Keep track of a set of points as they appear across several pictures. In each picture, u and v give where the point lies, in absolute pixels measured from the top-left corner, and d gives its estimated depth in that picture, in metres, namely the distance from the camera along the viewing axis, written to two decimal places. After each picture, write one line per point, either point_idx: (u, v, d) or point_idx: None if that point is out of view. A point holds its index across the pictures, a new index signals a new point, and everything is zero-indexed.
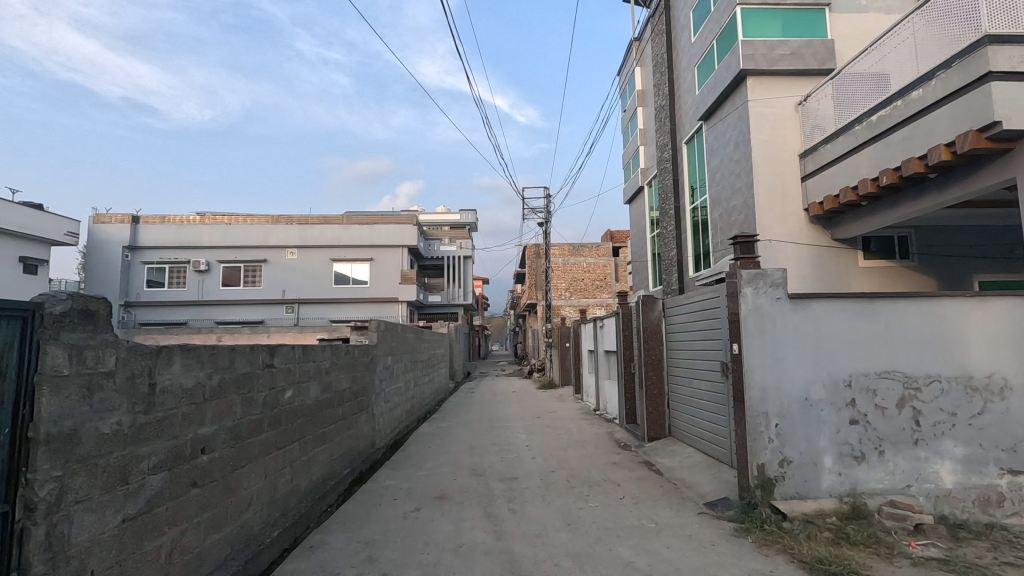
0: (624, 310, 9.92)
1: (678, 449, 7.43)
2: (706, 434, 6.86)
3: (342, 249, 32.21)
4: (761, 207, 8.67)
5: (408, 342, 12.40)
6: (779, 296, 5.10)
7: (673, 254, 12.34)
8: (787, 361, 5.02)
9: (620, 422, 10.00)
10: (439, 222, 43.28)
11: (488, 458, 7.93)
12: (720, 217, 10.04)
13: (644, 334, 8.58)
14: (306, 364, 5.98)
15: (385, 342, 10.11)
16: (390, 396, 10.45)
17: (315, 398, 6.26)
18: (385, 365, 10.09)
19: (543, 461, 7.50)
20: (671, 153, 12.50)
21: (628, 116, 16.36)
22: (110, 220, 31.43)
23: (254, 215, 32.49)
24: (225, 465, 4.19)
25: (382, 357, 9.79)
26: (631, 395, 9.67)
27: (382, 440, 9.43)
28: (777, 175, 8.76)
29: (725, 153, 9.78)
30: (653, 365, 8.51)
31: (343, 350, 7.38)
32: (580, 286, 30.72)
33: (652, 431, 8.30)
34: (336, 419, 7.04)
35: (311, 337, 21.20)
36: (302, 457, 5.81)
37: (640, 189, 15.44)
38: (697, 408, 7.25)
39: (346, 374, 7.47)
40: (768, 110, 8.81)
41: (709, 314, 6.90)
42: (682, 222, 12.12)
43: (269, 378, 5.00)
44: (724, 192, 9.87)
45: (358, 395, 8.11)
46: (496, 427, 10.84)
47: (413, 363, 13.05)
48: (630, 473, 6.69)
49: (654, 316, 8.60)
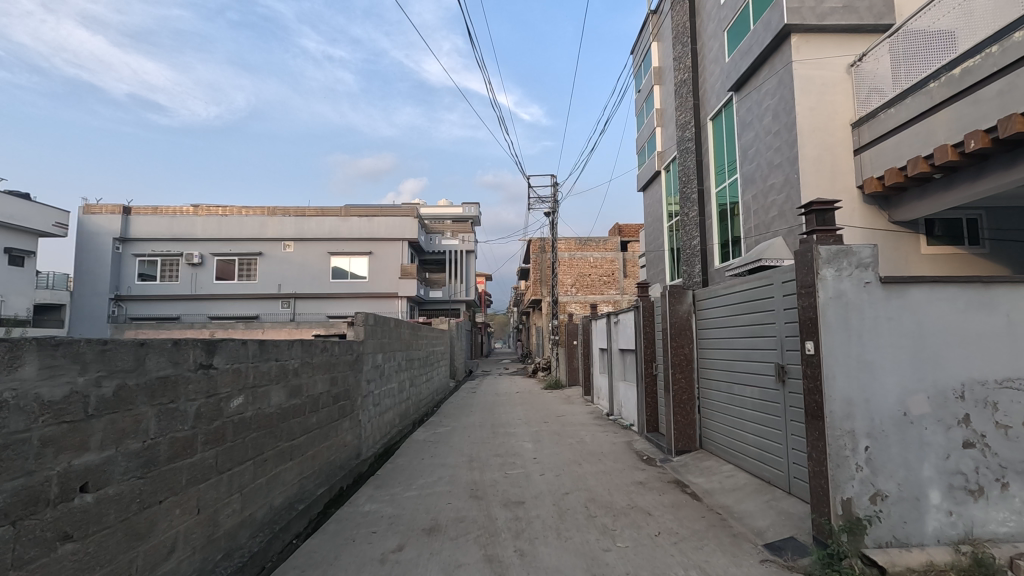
0: (646, 304, 8.73)
1: (716, 466, 6.27)
2: (752, 449, 5.70)
3: (341, 242, 31.13)
4: (807, 183, 7.48)
5: (402, 338, 11.25)
6: (868, 280, 3.89)
7: (695, 243, 11.16)
8: (878, 365, 3.83)
9: (639, 431, 8.84)
10: (441, 216, 42.12)
11: (490, 474, 6.79)
12: (754, 199, 8.85)
13: (671, 330, 7.36)
14: (263, 363, 4.80)
15: (374, 339, 8.98)
16: (379, 398, 9.31)
17: (278, 405, 5.11)
18: (374, 365, 8.96)
19: (554, 479, 6.35)
20: (693, 131, 11.28)
21: (644, 96, 15.18)
22: (101, 211, 30.43)
23: (249, 206, 31.42)
24: (128, 503, 3.04)
25: (370, 355, 8.66)
26: (654, 400, 8.50)
27: (370, 450, 8.30)
28: (826, 147, 7.56)
29: (761, 126, 8.60)
30: (681, 367, 7.30)
31: (320, 346, 6.23)
32: (587, 282, 29.57)
33: (681, 442, 7.15)
34: (308, 429, 5.88)
35: (303, 333, 20.11)
36: (258, 479, 4.66)
37: (656, 175, 14.27)
38: (738, 418, 6.08)
39: (323, 376, 6.33)
40: (815, 72, 7.63)
41: (756, 306, 5.70)
42: (706, 207, 10.93)
43: (204, 382, 3.82)
44: (760, 170, 8.69)
45: (339, 400, 6.97)
46: (500, 434, 9.69)
47: (408, 362, 11.89)
48: (662, 498, 5.53)
49: (683, 310, 7.39)
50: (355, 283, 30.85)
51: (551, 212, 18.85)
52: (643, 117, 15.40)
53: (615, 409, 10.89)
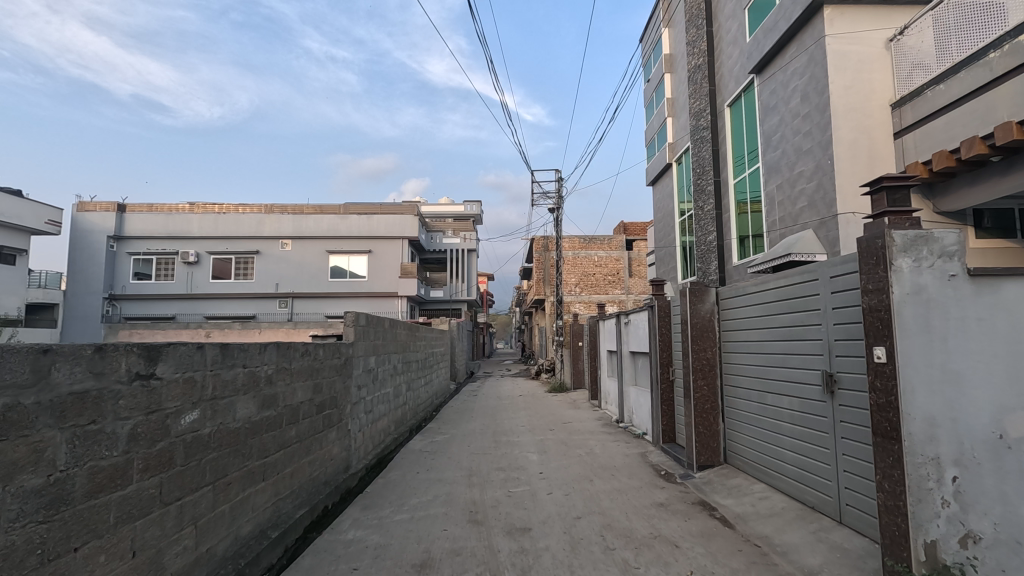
0: (662, 303, 8.03)
1: (746, 486, 5.56)
2: (791, 468, 5.01)
3: (339, 240, 30.48)
4: (842, 171, 6.79)
5: (398, 339, 10.56)
6: (955, 272, 3.17)
7: (711, 238, 10.47)
8: (968, 377, 3.12)
9: (653, 441, 8.15)
10: (441, 214, 41.48)
11: (491, 492, 6.08)
12: (779, 189, 8.15)
13: (692, 332, 6.67)
14: (226, 372, 4.10)
15: (367, 341, 8.29)
16: (372, 405, 8.62)
17: (246, 419, 4.41)
18: (367, 369, 8.27)
19: (564, 500, 5.63)
20: (710, 118, 10.56)
21: (653, 85, 14.49)
22: (95, 209, 29.80)
23: (246, 204, 30.78)
24: (25, 557, 2.35)
25: (361, 359, 7.95)
26: (671, 408, 7.81)
27: (360, 463, 7.60)
28: (863, 131, 6.85)
29: (788, 109, 7.89)
30: (703, 373, 6.60)
31: (299, 349, 5.54)
32: (591, 282, 28.87)
33: (703, 456, 6.45)
34: (285, 444, 5.18)
35: (299, 334, 19.44)
36: (220, 507, 3.97)
37: (667, 167, 13.58)
38: (772, 432, 5.38)
39: (303, 385, 5.63)
40: (851, 48, 6.93)
41: (795, 305, 5.01)
42: (723, 201, 10.23)
43: (142, 396, 3.12)
44: (785, 158, 7.97)
45: (323, 410, 6.26)
46: (502, 443, 9.00)
47: (405, 365, 11.19)
48: (688, 524, 4.83)
49: (706, 309, 6.68)
50: (355, 282, 30.20)
51: (555, 208, 18.14)
52: (653, 108, 14.69)
53: (626, 416, 10.18)
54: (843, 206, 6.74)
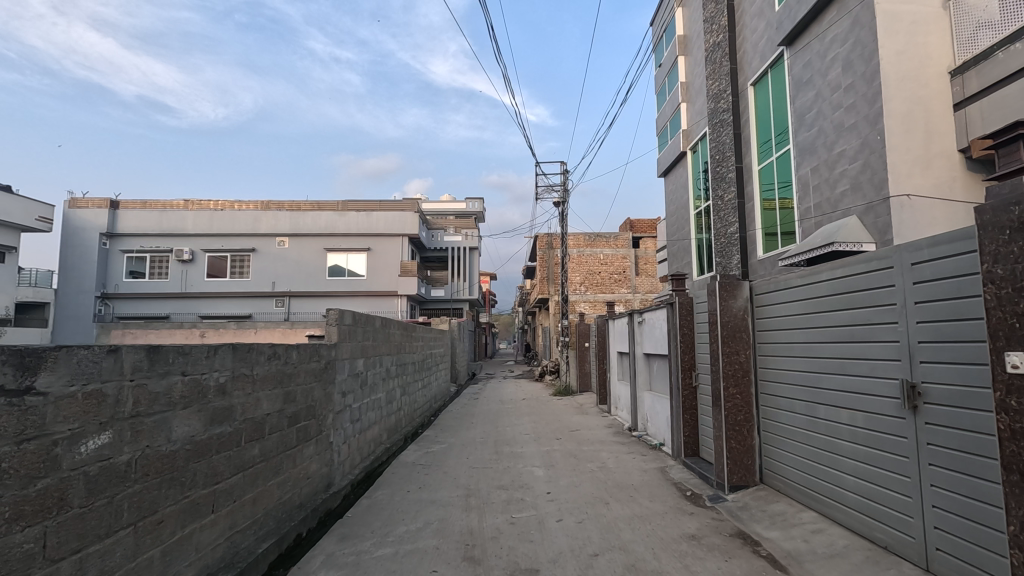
0: (684, 301, 7.18)
1: (792, 515, 4.69)
2: (852, 495, 4.15)
3: (338, 238, 29.66)
4: (893, 148, 5.92)
5: (392, 339, 9.74)
6: None
7: (733, 229, 9.60)
8: None
9: (673, 455, 7.30)
10: (443, 211, 40.72)
11: (491, 519, 5.22)
12: (814, 173, 7.28)
13: (723, 332, 5.80)
14: (156, 382, 3.25)
15: (354, 344, 7.44)
16: (360, 413, 7.79)
17: (188, 438, 3.56)
18: (354, 374, 7.42)
19: (577, 531, 4.77)
20: (732, 99, 9.68)
21: (666, 70, 13.65)
22: (88, 206, 29.04)
23: (243, 200, 30.03)
24: None
25: (347, 363, 7.09)
26: (693, 418, 6.95)
27: (344, 479, 6.76)
28: (919, 101, 5.97)
29: (826, 82, 7.01)
30: (736, 379, 5.73)
31: (264, 353, 4.69)
32: (597, 280, 28.00)
33: (736, 475, 5.59)
34: (244, 466, 4.33)
35: (293, 333, 18.65)
36: (145, 553, 3.12)
37: (681, 156, 12.74)
38: (826, 451, 4.50)
39: (269, 395, 4.78)
40: (903, 8, 6.06)
41: (857, 299, 4.14)
42: (746, 189, 9.37)
43: (7, 420, 2.28)
44: (822, 137, 7.10)
45: (297, 422, 5.42)
46: (504, 454, 8.17)
47: (399, 368, 10.35)
48: (730, 567, 3.96)
49: (738, 307, 5.82)
50: (353, 281, 29.38)
51: (561, 201, 17.27)
52: (665, 94, 13.82)
53: (640, 424, 9.33)
54: (894, 188, 5.88)
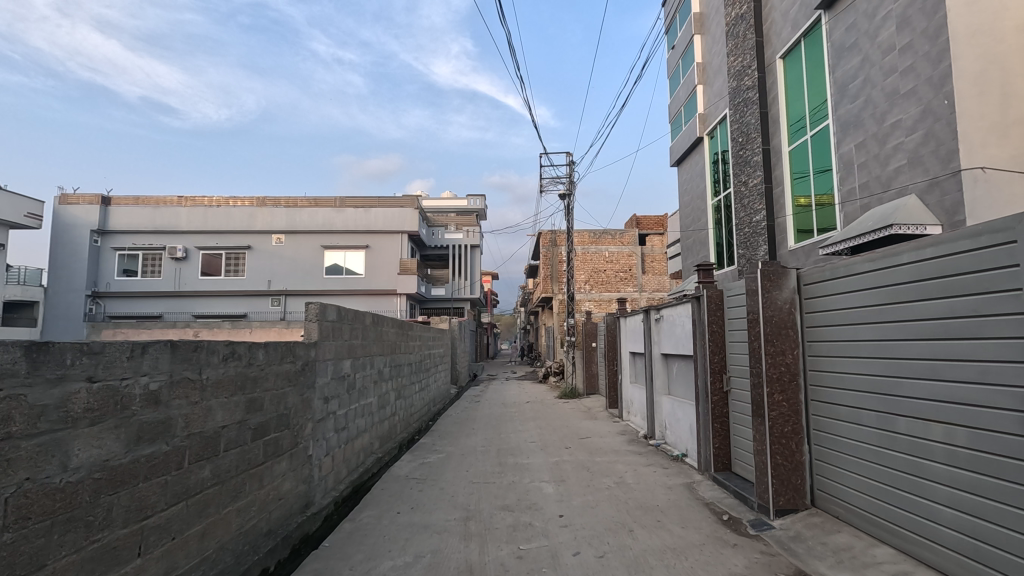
0: (713, 294, 6.34)
1: (864, 552, 3.83)
2: (952, 532, 3.30)
3: (335, 235, 28.84)
4: (965, 112, 5.08)
5: (385, 338, 8.92)
6: None
7: (759, 217, 8.78)
8: None
9: (700, 469, 6.47)
10: (443, 208, 39.92)
11: (495, 550, 4.38)
12: (860, 150, 6.43)
13: (767, 330, 4.94)
14: (41, 393, 2.41)
15: (339, 343, 6.58)
16: (347, 421, 6.95)
17: (99, 464, 2.72)
18: (338, 377, 6.58)
19: (599, 570, 3.91)
20: (758, 76, 8.84)
21: (679, 51, 12.83)
22: (78, 202, 28.20)
23: (238, 197, 29.24)
24: None
25: (329, 364, 6.23)
26: (725, 427, 6.14)
27: (325, 498, 5.92)
28: (994, 59, 5.11)
29: (875, 45, 6.17)
30: (782, 384, 4.88)
31: (217, 352, 3.83)
32: (602, 279, 27.15)
33: (783, 497, 4.74)
34: (187, 493, 3.46)
35: (286, 333, 17.82)
36: None
37: (696, 143, 11.92)
38: (911, 473, 3.64)
39: (225, 404, 3.92)
40: None
41: (958, 285, 3.29)
42: (775, 173, 8.55)
43: None
44: (870, 108, 6.26)
45: (264, 434, 4.57)
46: (509, 466, 7.34)
47: (393, 371, 9.51)
48: None
49: (784, 299, 4.97)
50: (351, 279, 28.57)
51: (567, 194, 16.41)
52: (678, 78, 12.99)
53: (658, 432, 8.50)
54: (965, 160, 5.05)
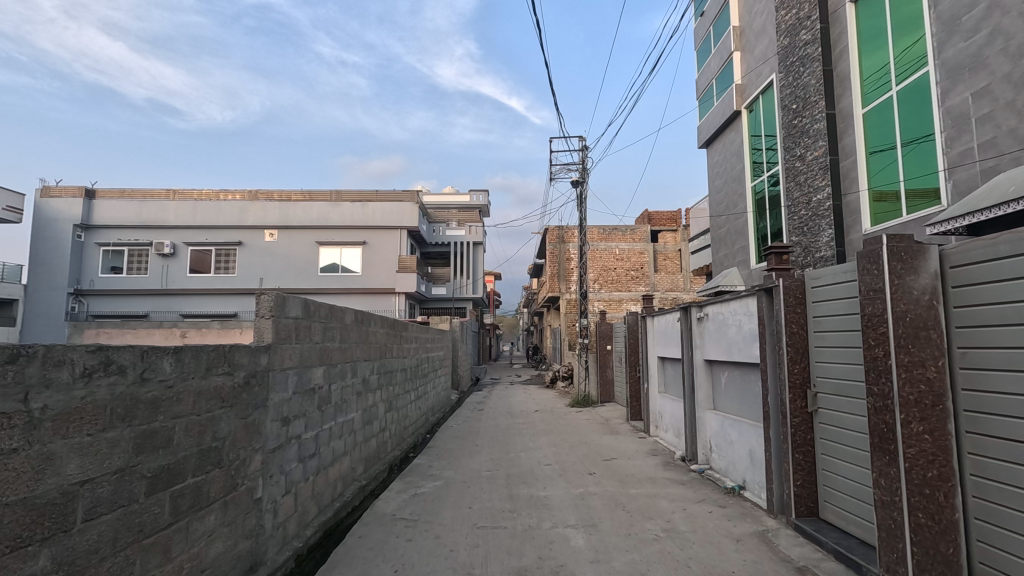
0: (792, 285, 4.88)
1: None
2: None
3: (331, 230, 27.41)
4: None
5: (372, 340, 7.46)
6: None
7: (821, 197, 7.32)
8: None
9: (771, 510, 5.02)
10: (444, 204, 38.43)
11: None
12: (981, 98, 4.98)
13: (900, 332, 3.46)
14: None
15: (306, 346, 5.11)
16: (319, 445, 5.49)
17: None
18: (305, 391, 5.11)
19: None
20: (820, 26, 7.37)
21: (711, 16, 11.37)
22: (61, 194, 26.69)
23: (229, 190, 27.80)
24: None
25: (291, 375, 4.77)
26: (808, 459, 4.70)
27: (282, 553, 4.46)
28: None
29: None
30: (924, 409, 3.40)
31: (71, 363, 2.38)
32: (613, 277, 25.67)
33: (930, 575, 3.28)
34: None
35: None
36: None
37: (733, 118, 10.47)
38: None
39: (87, 447, 2.46)
40: None
41: None
42: (843, 142, 7.09)
43: None
44: (998, 42, 4.81)
45: (173, 482, 3.09)
46: (523, 501, 5.89)
47: (383, 378, 8.06)
48: None
49: (924, 289, 3.49)
50: (347, 277, 27.15)
51: (579, 181, 14.91)
52: (710, 47, 11.53)
53: (701, 455, 7.06)
54: None
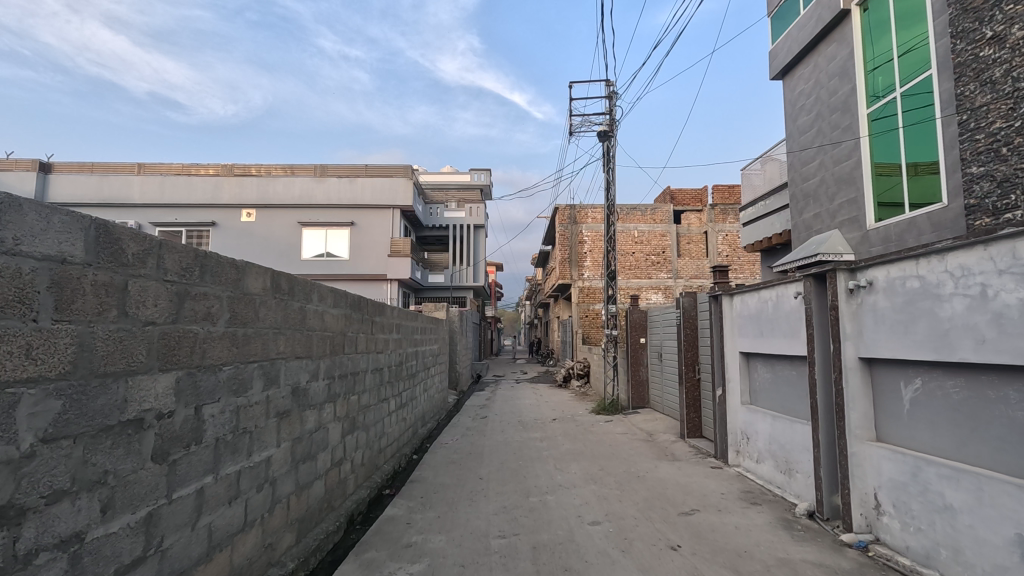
0: None
1: None
2: None
3: (316, 210, 24.50)
4: None
5: (311, 324, 4.59)
6: None
7: None
8: None
9: None
10: (443, 184, 35.54)
11: None
12: None
13: None
14: None
15: (102, 332, 2.25)
16: (164, 532, 2.65)
17: None
18: (105, 432, 2.27)
19: None
20: None
21: None
22: (13, 168, 23.78)
23: (201, 164, 24.89)
24: None
25: (31, 397, 1.93)
26: None
27: None
28: None
29: None
30: None
31: None
32: (631, 263, 22.86)
33: None
34: None
35: None
36: None
37: (834, 24, 7.60)
38: None
39: None
40: None
41: None
42: None
43: None
44: None
45: None
46: None
47: (335, 383, 5.21)
48: None
49: None
50: (333, 262, 24.31)
51: (607, 134, 12.05)
52: None
53: (857, 519, 4.21)
54: None
